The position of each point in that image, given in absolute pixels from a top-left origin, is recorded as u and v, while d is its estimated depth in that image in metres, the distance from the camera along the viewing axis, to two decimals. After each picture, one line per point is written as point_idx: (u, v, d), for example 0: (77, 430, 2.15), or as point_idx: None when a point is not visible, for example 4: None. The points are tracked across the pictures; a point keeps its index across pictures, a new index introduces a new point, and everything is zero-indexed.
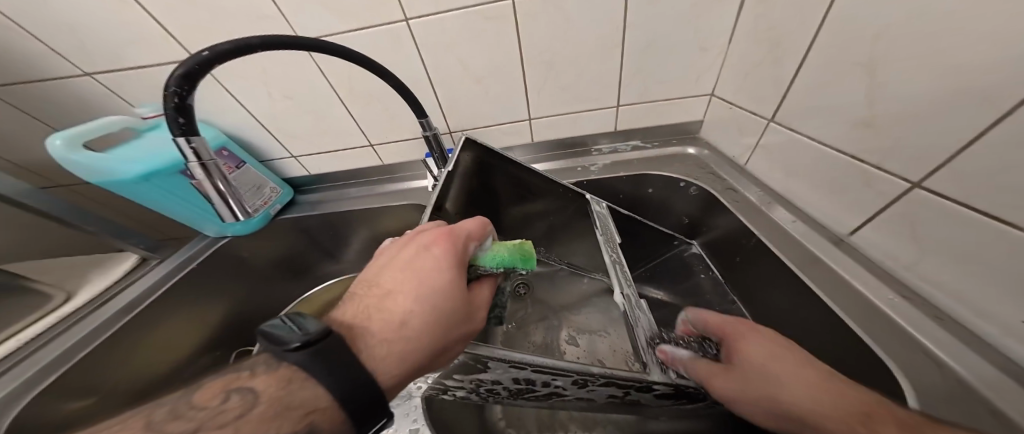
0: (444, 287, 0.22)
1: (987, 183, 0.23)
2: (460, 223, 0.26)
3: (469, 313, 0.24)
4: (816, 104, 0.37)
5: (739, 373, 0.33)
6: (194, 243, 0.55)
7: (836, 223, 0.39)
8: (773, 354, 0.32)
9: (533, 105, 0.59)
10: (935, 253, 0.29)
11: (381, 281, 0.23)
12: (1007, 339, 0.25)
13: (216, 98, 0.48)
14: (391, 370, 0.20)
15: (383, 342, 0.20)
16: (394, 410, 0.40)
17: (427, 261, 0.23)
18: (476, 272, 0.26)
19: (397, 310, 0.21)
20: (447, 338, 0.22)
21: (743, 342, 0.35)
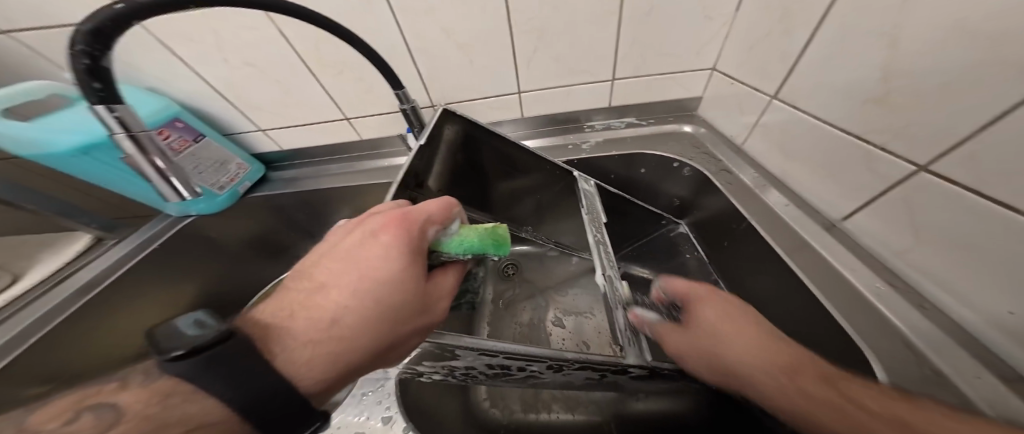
0: (387, 281, 0.21)
1: (996, 166, 0.21)
2: (419, 206, 0.24)
3: (421, 308, 0.22)
4: (826, 79, 0.34)
5: (693, 335, 0.30)
6: (153, 224, 0.52)
7: (830, 208, 0.38)
8: (730, 318, 0.29)
9: (522, 77, 0.55)
10: (931, 241, 0.28)
11: (322, 272, 0.22)
12: (993, 330, 0.25)
13: (163, 63, 0.43)
14: (315, 373, 0.19)
15: (309, 342, 0.19)
16: (365, 397, 0.34)
17: (369, 251, 0.21)
18: (439, 258, 0.24)
19: (331, 305, 0.20)
20: (390, 335, 0.21)
21: (701, 306, 0.31)
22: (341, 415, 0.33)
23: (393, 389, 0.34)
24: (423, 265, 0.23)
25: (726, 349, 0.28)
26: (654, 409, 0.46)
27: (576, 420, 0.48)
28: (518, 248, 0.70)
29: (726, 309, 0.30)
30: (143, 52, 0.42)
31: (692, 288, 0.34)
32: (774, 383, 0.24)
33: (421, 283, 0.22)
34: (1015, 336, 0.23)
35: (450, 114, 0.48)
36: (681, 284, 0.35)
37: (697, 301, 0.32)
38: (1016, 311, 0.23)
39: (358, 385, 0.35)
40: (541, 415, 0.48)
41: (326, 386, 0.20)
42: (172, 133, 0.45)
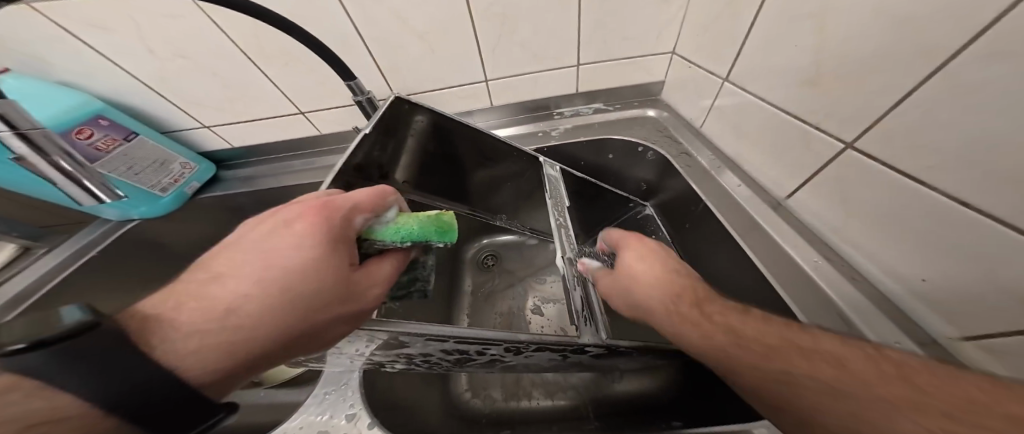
0: (293, 268, 0.19)
1: (911, 141, 0.23)
2: (345, 194, 0.23)
3: (343, 296, 0.21)
4: (769, 60, 0.35)
5: (617, 278, 0.32)
6: (88, 231, 0.49)
7: (776, 187, 0.40)
8: (648, 264, 0.31)
9: (487, 64, 0.53)
10: (857, 216, 0.30)
11: (226, 261, 0.20)
12: (909, 296, 0.27)
13: (79, 55, 0.40)
14: (206, 363, 0.18)
15: (198, 333, 0.18)
16: (329, 396, 0.34)
17: (279, 239, 0.20)
18: (374, 247, 0.24)
19: (229, 295, 0.19)
20: (301, 325, 0.20)
21: (627, 250, 0.33)
22: (304, 415, 0.33)
23: (356, 385, 0.34)
24: (347, 252, 0.21)
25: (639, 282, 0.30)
26: (631, 390, 0.48)
27: (556, 406, 0.49)
28: (498, 239, 0.71)
29: (647, 251, 0.33)
30: (50, 44, 0.39)
31: (628, 238, 0.35)
32: (664, 308, 0.27)
33: (341, 271, 0.20)
34: (926, 300, 0.26)
35: (401, 102, 0.45)
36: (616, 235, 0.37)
37: (624, 245, 0.34)
38: (928, 277, 0.25)
39: (321, 385, 0.34)
40: (522, 402, 0.49)
41: (221, 376, 0.18)
42: (95, 131, 0.41)
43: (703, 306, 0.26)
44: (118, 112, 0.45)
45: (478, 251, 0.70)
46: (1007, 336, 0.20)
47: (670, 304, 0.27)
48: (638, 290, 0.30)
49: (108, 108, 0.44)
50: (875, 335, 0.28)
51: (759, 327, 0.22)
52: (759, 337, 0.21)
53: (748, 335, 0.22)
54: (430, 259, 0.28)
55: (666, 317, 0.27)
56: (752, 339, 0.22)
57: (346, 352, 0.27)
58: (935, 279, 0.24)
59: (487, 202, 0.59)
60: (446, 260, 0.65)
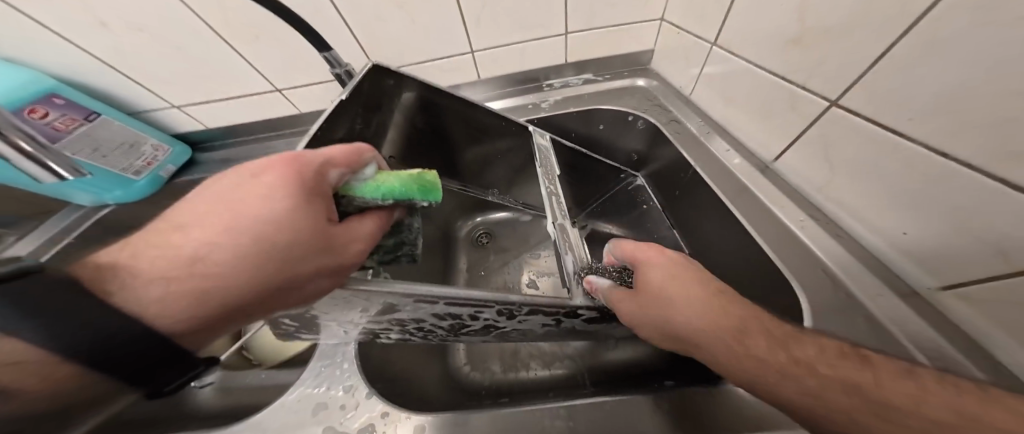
0: (262, 216, 0.17)
1: (892, 94, 0.23)
2: (316, 149, 0.20)
3: (323, 248, 0.18)
4: (756, 20, 0.34)
5: (644, 300, 0.27)
6: (60, 217, 0.47)
7: (763, 151, 0.40)
8: (675, 275, 0.27)
9: (472, 34, 0.51)
10: (840, 173, 0.30)
11: (184, 209, 0.18)
12: (889, 249, 0.28)
13: (16, 28, 0.37)
14: (183, 307, 0.16)
15: (162, 280, 0.16)
16: (322, 369, 0.35)
17: (245, 185, 0.17)
18: (353, 205, 0.21)
19: (191, 242, 0.17)
20: (278, 276, 0.17)
21: (649, 267, 0.28)
22: (301, 387, 0.33)
23: (350, 351, 0.36)
24: (325, 206, 0.19)
25: (677, 307, 0.25)
26: (625, 355, 0.50)
27: (554, 375, 0.50)
28: (491, 217, 0.71)
29: (670, 268, 0.27)
30: None
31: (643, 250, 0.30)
32: (716, 340, 0.23)
33: (317, 222, 0.18)
34: (905, 251, 0.27)
35: (378, 70, 0.42)
36: (632, 248, 0.31)
37: (644, 263, 0.29)
38: (909, 231, 0.26)
39: (314, 361, 0.35)
40: (520, 373, 0.51)
41: (196, 326, 0.17)
42: (50, 110, 0.39)
43: (750, 330, 0.22)
44: (73, 90, 0.42)
45: (472, 228, 0.70)
46: (982, 282, 0.21)
47: (717, 333, 0.23)
48: (675, 312, 0.25)
49: (61, 86, 0.41)
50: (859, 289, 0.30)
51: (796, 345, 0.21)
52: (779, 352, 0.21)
53: (827, 373, 0.19)
54: (416, 221, 0.27)
55: (715, 343, 0.23)
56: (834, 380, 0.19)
57: (342, 323, 0.27)
58: (916, 232, 0.25)
59: (483, 179, 0.60)
60: (440, 238, 0.65)
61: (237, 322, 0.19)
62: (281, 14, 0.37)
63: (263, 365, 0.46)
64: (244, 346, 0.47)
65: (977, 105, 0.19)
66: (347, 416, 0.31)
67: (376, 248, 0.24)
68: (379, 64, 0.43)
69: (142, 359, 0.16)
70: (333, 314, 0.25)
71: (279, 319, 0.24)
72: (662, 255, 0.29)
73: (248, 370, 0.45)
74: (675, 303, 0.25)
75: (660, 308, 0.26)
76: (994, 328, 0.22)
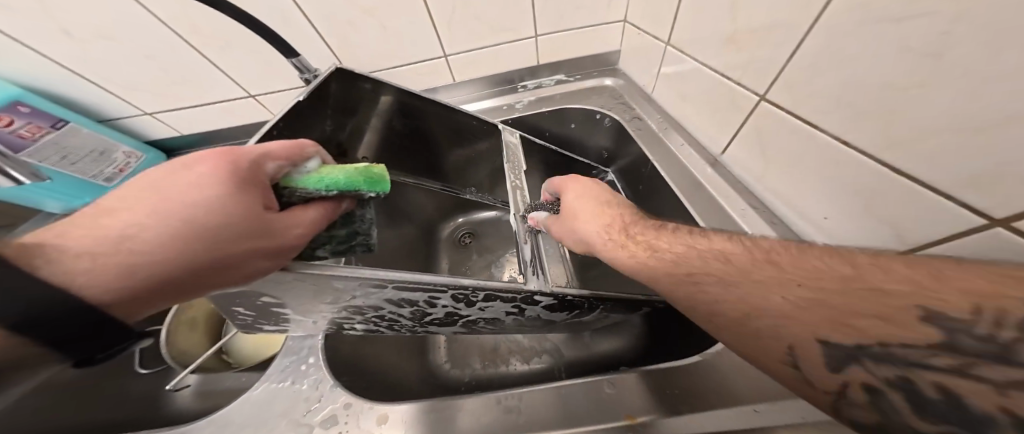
0: (198, 200, 0.18)
1: (805, 88, 0.25)
2: (255, 144, 0.21)
3: (260, 230, 0.19)
4: (699, 21, 0.37)
5: (563, 215, 0.35)
6: (32, 222, 0.47)
7: (713, 144, 0.42)
8: (587, 195, 0.34)
9: (443, 39, 0.53)
10: (774, 163, 0.32)
11: (117, 194, 0.18)
12: (816, 234, 0.30)
13: None
14: (104, 282, 0.16)
15: (88, 255, 0.16)
16: (291, 363, 0.36)
17: (179, 172, 0.18)
18: (297, 196, 0.23)
19: (123, 223, 0.17)
20: (213, 256, 0.18)
21: (568, 191, 0.36)
22: (266, 383, 0.34)
23: (319, 344, 0.38)
24: (261, 194, 0.20)
25: (585, 220, 0.32)
26: (598, 343, 0.52)
27: (533, 369, 0.52)
28: (473, 217, 0.72)
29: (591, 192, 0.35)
30: None
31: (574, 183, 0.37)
32: (605, 244, 0.29)
33: (251, 207, 0.19)
34: (827, 234, 0.29)
35: (343, 74, 0.42)
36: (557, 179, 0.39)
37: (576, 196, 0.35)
38: (828, 215, 0.28)
39: (282, 358, 0.36)
40: (500, 368, 0.52)
41: (125, 301, 0.17)
42: (16, 118, 0.39)
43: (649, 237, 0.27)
44: (40, 99, 0.43)
45: (453, 228, 0.71)
46: (889, 260, 0.23)
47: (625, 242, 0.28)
48: (579, 223, 0.32)
49: (26, 94, 0.41)
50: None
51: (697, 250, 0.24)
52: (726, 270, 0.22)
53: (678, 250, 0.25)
54: (369, 213, 0.29)
55: (602, 244, 0.30)
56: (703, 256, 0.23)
57: (303, 316, 0.28)
58: (833, 216, 0.27)
59: (461, 178, 0.62)
60: (421, 238, 0.66)
61: (174, 301, 0.19)
62: (249, 22, 0.38)
63: (239, 366, 0.46)
64: (222, 349, 0.48)
65: (870, 92, 0.21)
66: (312, 408, 0.32)
67: (329, 238, 0.25)
68: (346, 68, 0.43)
69: (73, 325, 0.16)
70: (290, 306, 0.25)
71: (234, 309, 0.25)
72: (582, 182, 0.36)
73: (225, 372, 0.45)
74: (584, 220, 0.32)
75: (575, 219, 0.33)
76: None
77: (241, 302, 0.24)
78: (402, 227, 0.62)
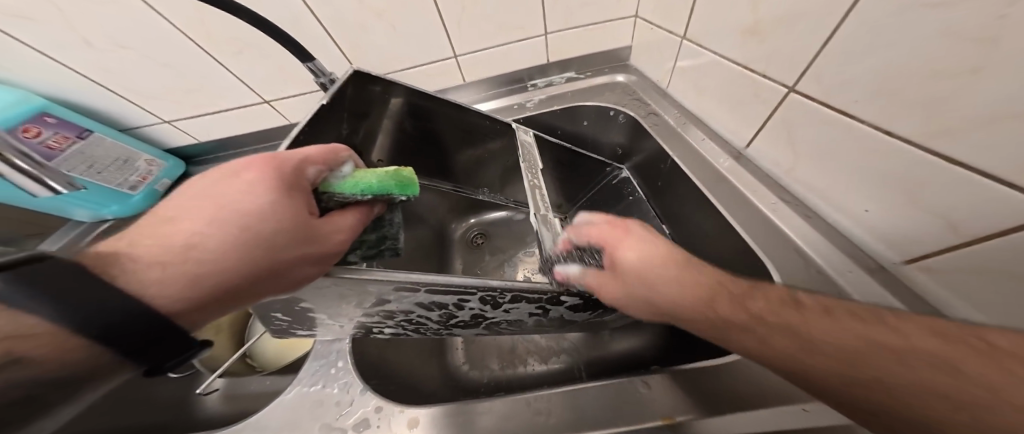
0: (247, 208, 0.18)
1: (838, 77, 0.25)
2: (294, 149, 0.21)
3: (307, 236, 0.19)
4: (717, 13, 0.36)
5: (622, 281, 0.27)
6: (61, 233, 0.48)
7: (735, 138, 0.41)
8: (649, 254, 0.26)
9: (454, 39, 0.53)
10: (804, 156, 0.32)
11: (169, 203, 0.19)
12: (856, 227, 0.30)
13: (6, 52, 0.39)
14: (174, 292, 0.17)
15: (158, 264, 0.17)
16: (319, 368, 0.36)
17: (229, 180, 0.18)
18: (334, 201, 0.23)
19: (184, 231, 0.17)
20: (267, 263, 0.18)
21: (621, 249, 0.28)
22: (297, 387, 0.35)
23: (345, 348, 0.38)
24: (305, 200, 0.20)
25: (666, 299, 0.24)
26: (618, 343, 0.52)
27: (551, 369, 0.51)
28: (486, 217, 0.72)
29: (642, 242, 0.27)
30: None
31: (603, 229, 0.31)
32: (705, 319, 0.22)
33: (298, 213, 0.19)
34: (870, 227, 0.28)
35: (359, 77, 0.42)
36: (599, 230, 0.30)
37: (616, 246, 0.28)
38: (870, 208, 0.27)
39: (309, 362, 0.36)
40: (519, 369, 0.52)
41: (193, 310, 0.18)
42: (42, 129, 0.40)
43: (718, 299, 0.22)
44: (64, 109, 0.44)
45: (467, 229, 0.71)
46: (942, 254, 0.23)
47: (684, 304, 0.23)
48: (657, 298, 0.24)
49: (51, 104, 0.43)
50: (829, 265, 0.31)
51: (773, 308, 0.20)
52: (786, 322, 0.18)
53: (771, 319, 0.19)
54: (397, 216, 0.29)
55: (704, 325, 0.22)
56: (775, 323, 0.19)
57: (335, 320, 0.28)
58: (876, 209, 0.27)
59: (475, 178, 0.62)
60: (435, 240, 0.66)
61: (231, 310, 0.19)
62: (266, 28, 0.39)
63: (265, 371, 0.47)
64: (247, 353, 0.48)
65: (913, 81, 0.20)
66: (343, 412, 0.32)
67: (358, 241, 0.26)
68: (361, 71, 0.43)
69: (144, 332, 0.16)
70: (324, 309, 0.26)
71: (272, 315, 0.25)
72: (631, 236, 0.28)
73: (251, 376, 0.46)
74: (660, 293, 0.24)
75: (642, 291, 0.26)
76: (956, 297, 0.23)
77: (281, 308, 0.24)
78: (417, 229, 0.62)
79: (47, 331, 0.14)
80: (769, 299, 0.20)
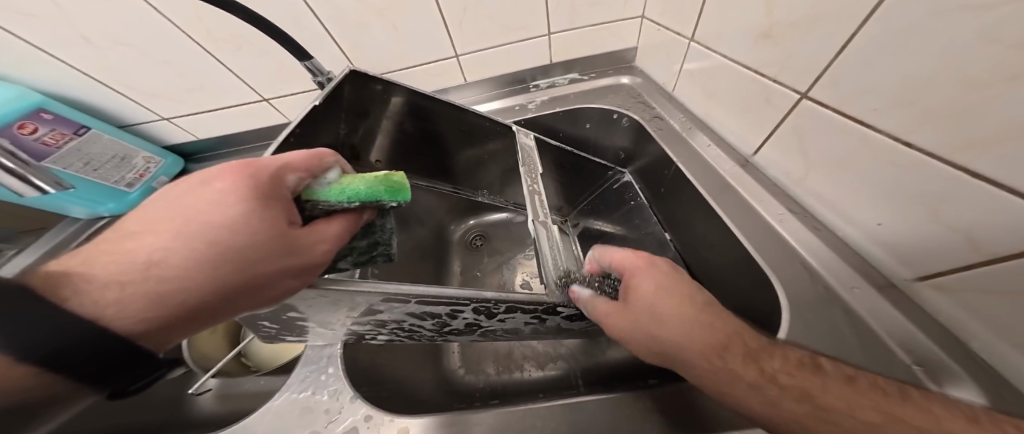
0: (216, 221, 0.17)
1: (856, 84, 0.23)
2: (274, 155, 0.21)
3: (281, 249, 0.18)
4: (728, 14, 0.35)
5: (631, 312, 0.27)
6: (59, 229, 0.48)
7: (743, 144, 0.40)
8: (664, 288, 0.26)
9: (455, 39, 0.52)
10: (816, 165, 0.30)
11: (139, 215, 0.18)
12: (866, 241, 0.28)
13: (5, 48, 0.39)
14: (132, 312, 0.16)
15: (116, 284, 0.16)
16: (310, 373, 0.35)
17: (199, 191, 0.17)
18: (320, 208, 0.22)
19: (147, 247, 0.17)
20: (238, 279, 0.17)
21: (638, 281, 0.28)
22: (286, 393, 0.34)
23: (337, 353, 0.37)
24: (284, 210, 0.19)
25: (683, 336, 0.24)
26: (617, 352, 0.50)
27: (547, 376, 0.50)
28: (484, 219, 0.71)
29: (666, 279, 0.27)
30: None
31: (629, 258, 0.31)
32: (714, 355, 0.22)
33: (274, 224, 0.18)
34: (881, 242, 0.27)
35: (357, 76, 0.41)
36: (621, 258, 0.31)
37: (633, 272, 0.29)
38: (883, 222, 0.26)
39: (301, 367, 0.36)
40: (514, 375, 0.51)
41: (155, 329, 0.17)
42: (39, 126, 0.40)
43: (733, 351, 0.22)
44: (61, 105, 0.44)
45: (466, 231, 0.70)
46: (956, 272, 0.21)
47: (692, 341, 0.23)
48: (671, 330, 0.24)
49: (49, 100, 0.43)
50: (836, 280, 0.30)
51: (790, 370, 0.21)
52: (803, 387, 0.20)
53: (788, 383, 0.20)
54: (389, 222, 0.28)
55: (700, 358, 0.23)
56: (792, 388, 0.20)
57: (325, 326, 0.28)
58: (888, 223, 0.25)
59: (474, 180, 0.61)
60: (433, 241, 0.65)
61: (201, 327, 0.19)
62: (264, 26, 0.38)
63: (259, 371, 0.47)
64: (241, 352, 0.48)
65: (937, 90, 0.19)
66: (332, 420, 0.32)
67: (347, 249, 0.25)
68: (359, 70, 0.42)
69: (105, 356, 0.16)
70: (313, 317, 0.25)
71: (259, 322, 0.25)
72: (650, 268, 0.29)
73: (246, 376, 0.45)
74: (671, 328, 0.24)
75: (651, 322, 0.26)
76: (969, 319, 0.22)
77: (267, 316, 0.23)
78: (415, 230, 0.61)
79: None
80: (789, 360, 0.21)
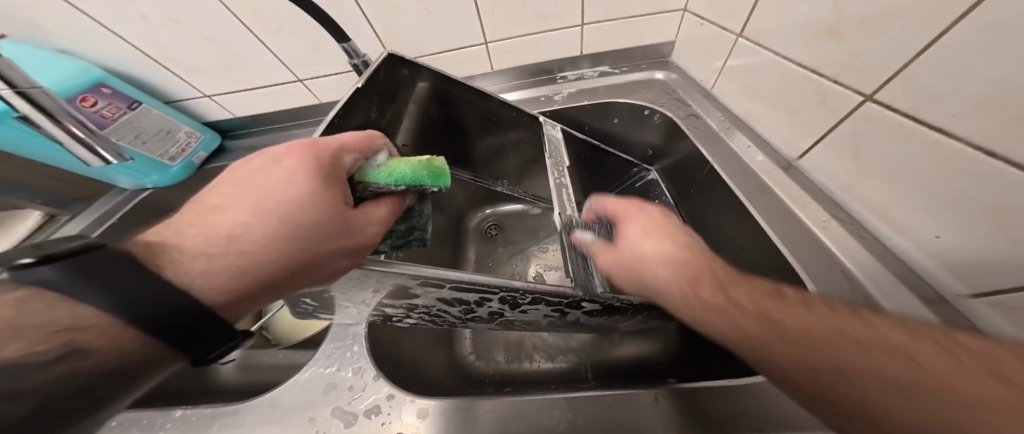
0: (288, 199, 0.18)
1: (931, 88, 0.22)
2: (332, 134, 0.21)
3: (340, 228, 0.19)
4: (786, 8, 0.32)
5: (619, 251, 0.28)
6: (107, 198, 0.51)
7: (788, 148, 0.38)
8: (652, 230, 0.27)
9: (487, 26, 0.51)
10: (871, 173, 0.29)
11: (217, 192, 0.19)
12: (917, 254, 0.27)
13: (72, 24, 0.41)
14: (213, 283, 0.17)
15: (205, 256, 0.17)
16: (335, 349, 0.37)
17: (271, 168, 0.19)
18: (369, 190, 0.22)
19: (227, 223, 0.18)
20: (301, 257, 0.19)
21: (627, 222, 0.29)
22: (313, 367, 0.36)
23: (361, 332, 0.39)
24: (341, 190, 0.20)
25: (662, 267, 0.25)
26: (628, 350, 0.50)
27: (557, 367, 0.51)
28: (502, 209, 0.71)
29: (654, 221, 0.28)
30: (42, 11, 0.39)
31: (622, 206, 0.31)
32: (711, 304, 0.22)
33: (335, 203, 0.19)
34: (935, 256, 0.25)
35: (392, 60, 0.42)
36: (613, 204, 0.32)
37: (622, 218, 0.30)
38: (941, 234, 0.24)
39: (327, 342, 0.38)
40: (524, 364, 0.51)
41: (229, 301, 0.18)
42: (99, 99, 0.42)
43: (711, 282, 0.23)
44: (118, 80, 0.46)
45: (481, 219, 0.71)
46: (1019, 292, 0.20)
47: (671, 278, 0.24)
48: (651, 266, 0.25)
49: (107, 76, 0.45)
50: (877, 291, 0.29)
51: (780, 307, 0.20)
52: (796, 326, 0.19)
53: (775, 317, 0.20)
54: (427, 207, 0.28)
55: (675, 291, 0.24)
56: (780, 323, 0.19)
57: (358, 306, 0.29)
58: (947, 237, 0.24)
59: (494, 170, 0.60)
60: (450, 228, 0.66)
61: (267, 301, 0.20)
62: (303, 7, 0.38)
63: (281, 344, 0.49)
64: (263, 325, 0.50)
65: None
66: (356, 396, 0.33)
67: (386, 232, 0.25)
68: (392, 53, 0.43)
69: (186, 326, 0.16)
70: (349, 295, 0.26)
71: (300, 299, 0.26)
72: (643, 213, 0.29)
73: (266, 348, 0.48)
74: (658, 260, 0.25)
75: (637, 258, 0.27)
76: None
77: (309, 293, 0.24)
78: (434, 216, 0.62)
79: (104, 322, 0.15)
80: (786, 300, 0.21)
